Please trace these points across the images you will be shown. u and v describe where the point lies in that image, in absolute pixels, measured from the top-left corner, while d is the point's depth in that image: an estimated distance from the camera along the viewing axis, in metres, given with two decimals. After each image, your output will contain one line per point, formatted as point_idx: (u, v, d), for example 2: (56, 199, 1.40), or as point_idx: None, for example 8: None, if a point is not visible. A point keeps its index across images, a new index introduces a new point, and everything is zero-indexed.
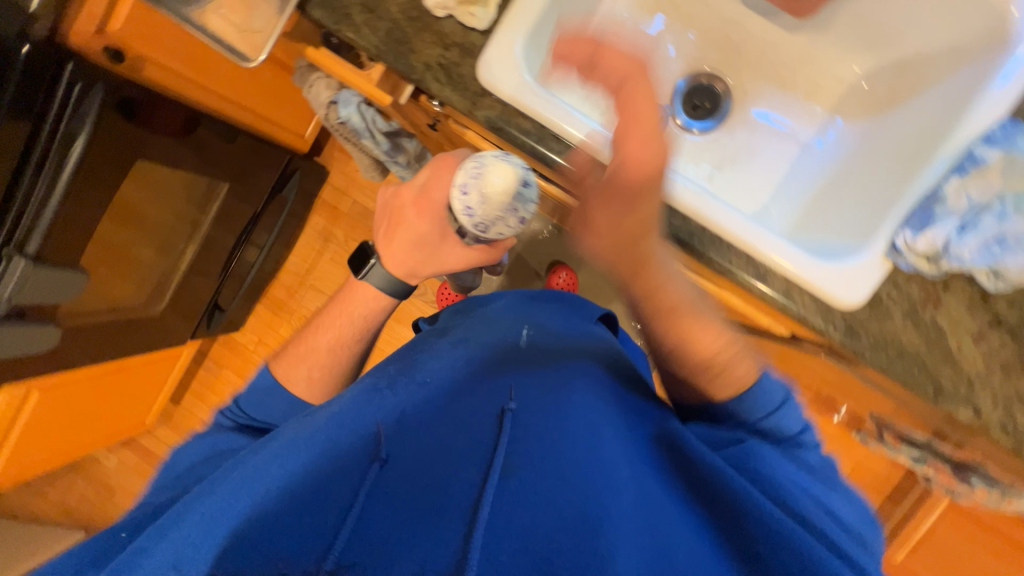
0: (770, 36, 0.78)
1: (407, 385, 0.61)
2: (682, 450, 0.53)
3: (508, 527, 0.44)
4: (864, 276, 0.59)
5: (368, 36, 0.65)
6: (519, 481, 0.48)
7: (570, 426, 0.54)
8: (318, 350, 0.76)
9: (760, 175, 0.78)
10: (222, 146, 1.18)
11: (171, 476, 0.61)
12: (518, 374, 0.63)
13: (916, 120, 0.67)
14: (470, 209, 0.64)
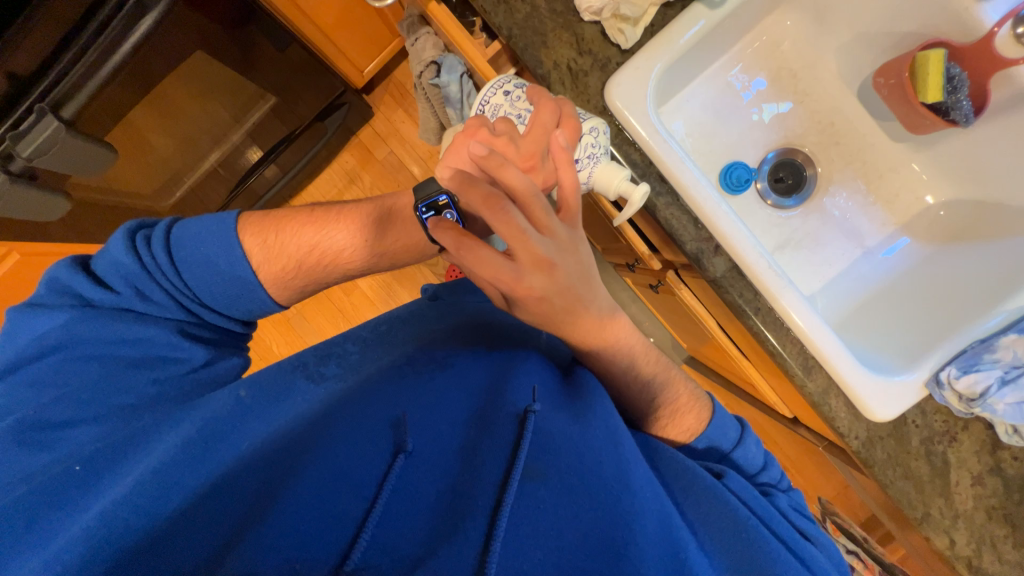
0: (872, 137, 0.79)
1: (425, 361, 0.55)
2: (702, 488, 0.51)
3: (534, 535, 0.40)
4: (903, 398, 0.63)
5: (506, 14, 0.62)
6: (546, 492, 0.43)
7: (592, 431, 0.49)
8: (304, 245, 0.62)
9: (820, 267, 0.79)
10: (271, 51, 1.10)
11: (86, 390, 0.51)
12: (541, 376, 0.54)
13: (979, 264, 0.70)
14: (594, 146, 0.59)
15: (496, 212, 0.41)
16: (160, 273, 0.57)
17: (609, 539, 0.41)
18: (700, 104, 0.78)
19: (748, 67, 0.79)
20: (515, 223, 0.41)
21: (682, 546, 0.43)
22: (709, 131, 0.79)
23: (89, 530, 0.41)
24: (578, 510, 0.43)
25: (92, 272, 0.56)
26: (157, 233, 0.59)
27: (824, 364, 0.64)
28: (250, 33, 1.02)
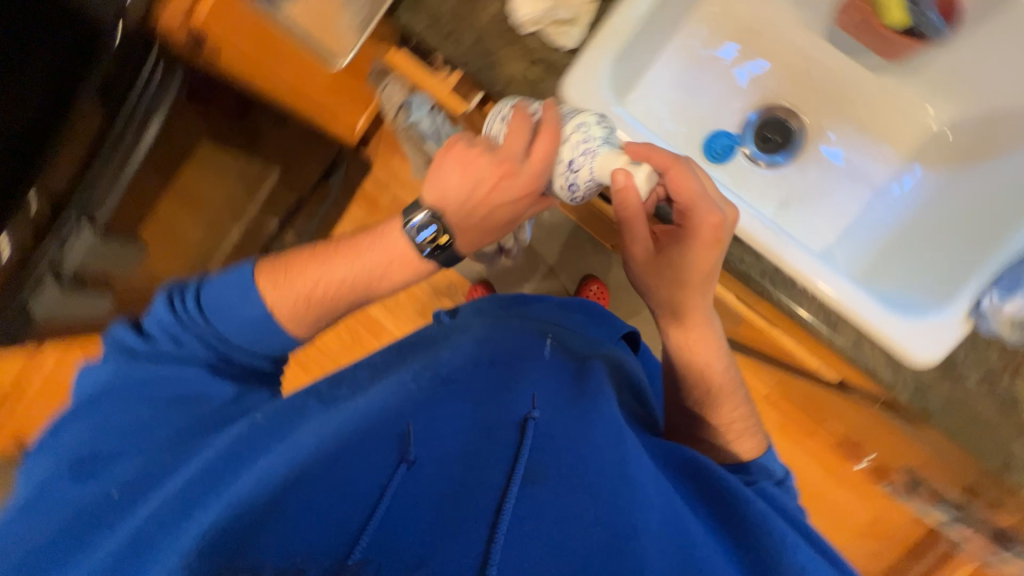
0: (852, 75, 0.76)
1: (431, 377, 0.55)
2: (719, 489, 0.50)
3: (538, 527, 0.40)
4: (943, 336, 0.58)
5: (455, 45, 0.66)
6: (545, 493, 0.42)
7: (591, 430, 0.49)
8: (311, 280, 0.65)
9: (827, 216, 0.75)
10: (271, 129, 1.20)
11: (127, 425, 0.54)
12: (543, 386, 0.54)
13: (1002, 178, 0.65)
14: (587, 140, 0.58)
15: (691, 208, 0.57)
16: (193, 322, 0.61)
17: (610, 535, 0.41)
18: (666, 83, 0.78)
19: (706, 37, 0.78)
20: (701, 207, 0.57)
21: (688, 545, 0.43)
22: (680, 107, 0.79)
23: (128, 548, 0.45)
24: (584, 506, 0.42)
25: (137, 325, 0.61)
26: (191, 286, 0.64)
27: (848, 316, 0.60)
28: (252, 117, 1.12)
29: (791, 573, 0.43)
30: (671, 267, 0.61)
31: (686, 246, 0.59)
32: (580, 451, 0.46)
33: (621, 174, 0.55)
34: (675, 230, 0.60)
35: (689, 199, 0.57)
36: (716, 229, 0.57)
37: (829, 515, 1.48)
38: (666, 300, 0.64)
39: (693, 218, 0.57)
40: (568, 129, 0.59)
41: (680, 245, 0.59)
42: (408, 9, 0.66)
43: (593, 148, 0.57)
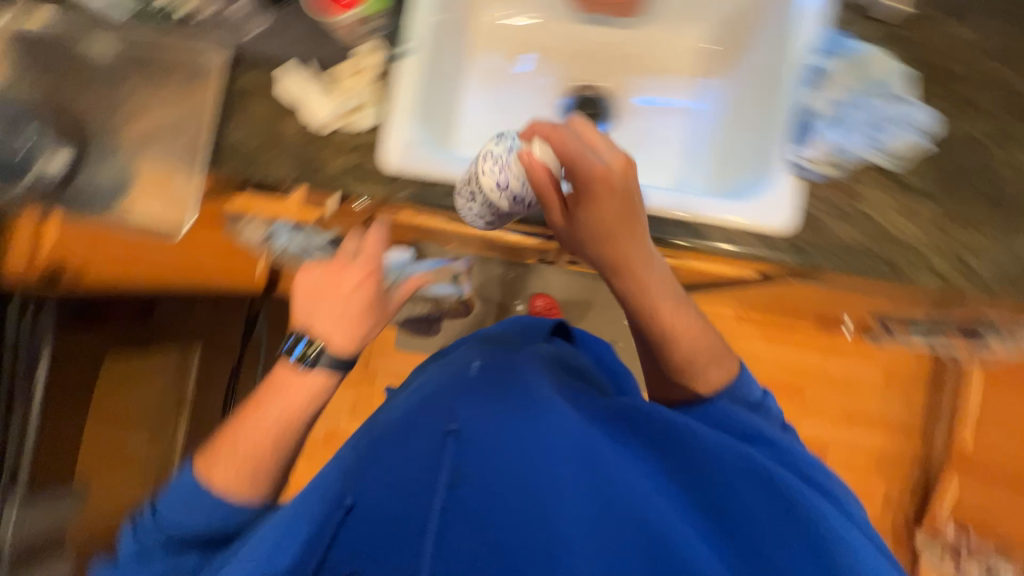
0: (621, 37, 0.88)
1: (371, 435, 0.55)
2: (690, 445, 0.51)
3: (468, 518, 0.43)
4: (782, 200, 0.65)
5: (279, 168, 0.72)
6: (471, 489, 0.44)
7: (510, 415, 0.50)
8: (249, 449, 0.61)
9: (663, 147, 0.84)
10: None
11: None
12: (477, 400, 0.54)
13: (759, 60, 0.76)
14: (498, 156, 0.61)
15: (583, 169, 0.55)
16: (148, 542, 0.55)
17: (539, 513, 0.43)
18: (481, 112, 0.86)
19: (494, 63, 0.88)
20: (592, 163, 0.55)
21: (613, 482, 0.46)
22: (503, 125, 0.87)
23: None
24: (512, 493, 0.44)
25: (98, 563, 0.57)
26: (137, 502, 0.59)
27: (703, 219, 0.66)
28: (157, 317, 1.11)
29: (770, 527, 0.45)
30: (582, 225, 0.59)
31: (590, 203, 0.57)
32: (520, 444, 0.47)
33: (532, 162, 0.57)
34: (576, 192, 0.58)
35: (578, 160, 0.55)
36: (604, 178, 0.55)
37: (845, 391, 1.52)
38: (594, 259, 0.61)
39: (586, 176, 0.55)
40: (491, 144, 0.62)
41: (582, 202, 0.58)
42: (228, 158, 0.72)
43: (506, 162, 0.60)
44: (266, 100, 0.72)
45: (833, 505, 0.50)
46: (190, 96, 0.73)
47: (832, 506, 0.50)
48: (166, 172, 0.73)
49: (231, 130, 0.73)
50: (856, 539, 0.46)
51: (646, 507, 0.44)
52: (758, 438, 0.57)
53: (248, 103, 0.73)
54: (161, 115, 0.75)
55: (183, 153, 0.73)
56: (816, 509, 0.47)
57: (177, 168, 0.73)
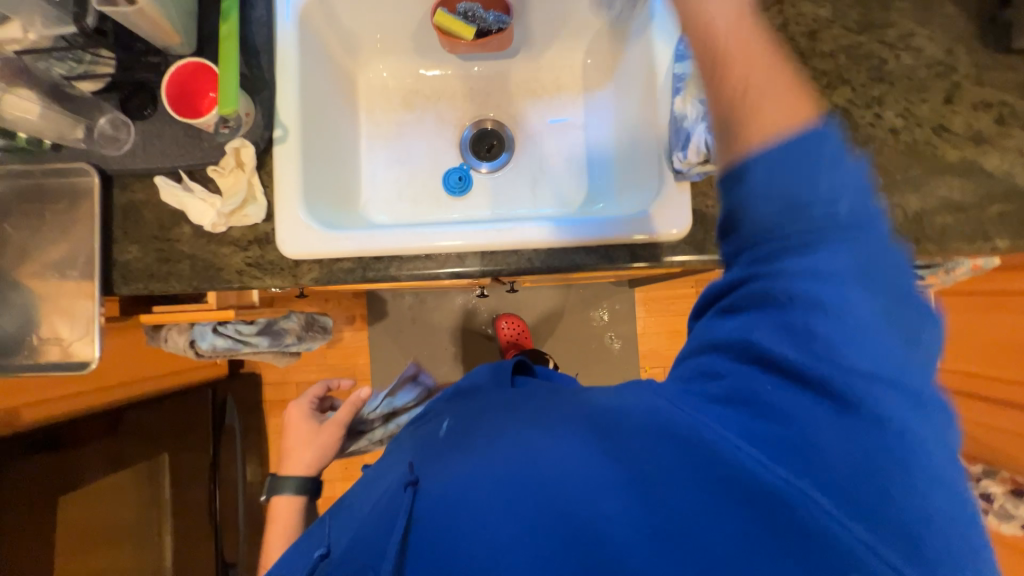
0: (505, 67, 0.87)
1: (349, 506, 0.55)
2: (634, 423, 0.45)
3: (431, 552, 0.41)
4: (670, 209, 0.67)
5: (179, 279, 0.69)
6: (429, 520, 0.43)
7: (474, 450, 0.48)
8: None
9: (570, 164, 0.85)
10: (140, 430, 1.14)
11: None
12: (434, 450, 0.53)
13: (634, 68, 0.76)
14: None
15: None
16: None
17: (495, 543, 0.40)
18: (383, 167, 0.85)
19: (385, 116, 0.87)
20: None
21: (563, 486, 0.42)
22: (406, 176, 0.86)
23: None
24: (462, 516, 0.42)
25: None
26: None
27: (608, 243, 0.67)
28: (113, 434, 1.07)
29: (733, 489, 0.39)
30: None
31: None
32: (462, 472, 0.45)
33: None
34: None
35: None
36: None
37: None
38: None
39: None
40: None
41: None
42: (123, 280, 0.70)
43: None
44: (151, 213, 0.69)
45: (871, 453, 0.36)
46: (73, 228, 0.70)
47: (868, 452, 0.37)
48: (65, 307, 0.70)
49: (119, 251, 0.70)
50: (875, 484, 0.36)
51: (586, 502, 0.41)
52: (822, 295, 0.38)
53: (135, 220, 0.70)
54: (45, 249, 0.70)
55: (81, 289, 0.70)
56: (810, 461, 0.38)
57: (78, 305, 0.70)
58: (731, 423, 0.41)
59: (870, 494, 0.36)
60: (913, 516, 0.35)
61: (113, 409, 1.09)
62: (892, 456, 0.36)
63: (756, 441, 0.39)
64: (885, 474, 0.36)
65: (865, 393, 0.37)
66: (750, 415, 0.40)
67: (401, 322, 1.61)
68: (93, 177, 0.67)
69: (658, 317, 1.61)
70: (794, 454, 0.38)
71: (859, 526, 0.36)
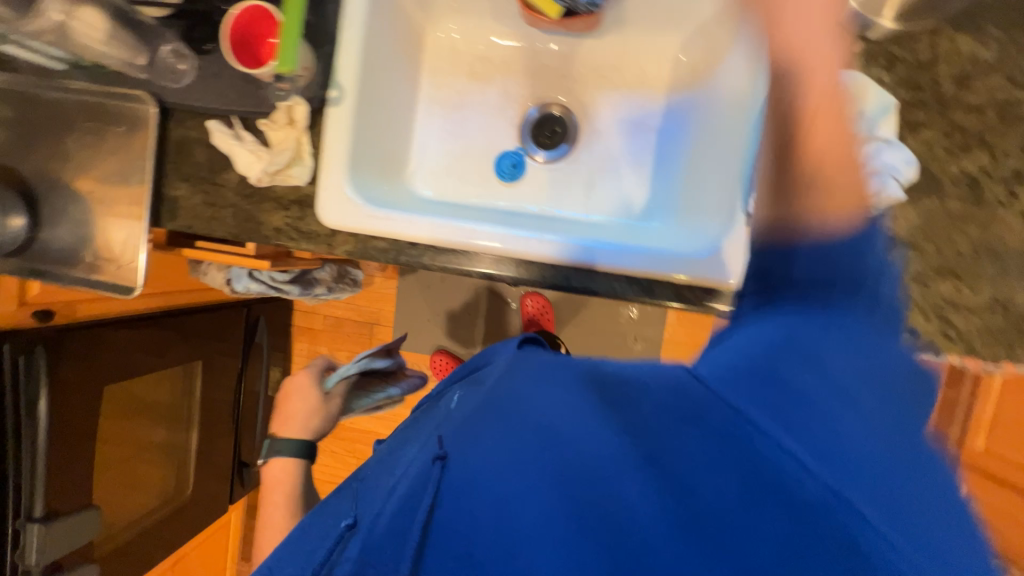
0: (585, 49, 0.79)
1: (365, 485, 0.56)
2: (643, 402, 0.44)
3: (455, 532, 0.42)
4: (738, 256, 0.60)
5: (221, 225, 0.69)
6: (455, 506, 0.43)
7: (490, 430, 0.47)
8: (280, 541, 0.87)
9: (633, 171, 0.78)
10: (181, 334, 1.21)
11: None
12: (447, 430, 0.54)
13: (735, 79, 0.67)
14: None
15: None
16: None
17: (515, 529, 0.40)
18: (435, 139, 0.80)
19: (448, 83, 0.81)
20: None
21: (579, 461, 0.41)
22: (457, 153, 0.81)
23: None
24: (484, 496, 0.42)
25: None
26: None
27: (655, 277, 0.63)
28: (158, 334, 1.15)
29: (766, 476, 0.36)
30: None
31: None
32: (477, 456, 0.45)
33: None
34: None
35: None
36: None
37: None
38: None
39: None
40: None
41: None
42: (170, 216, 0.71)
43: None
44: (202, 153, 0.69)
45: (901, 458, 0.36)
46: (128, 154, 0.70)
47: (901, 458, 0.36)
48: (116, 227, 0.72)
49: (169, 186, 0.70)
50: (924, 502, 0.34)
51: (608, 485, 0.40)
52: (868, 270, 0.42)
53: (185, 158, 0.70)
54: (101, 169, 0.72)
55: (132, 217, 0.71)
56: (855, 471, 0.35)
57: (129, 230, 0.72)
58: (764, 405, 0.39)
59: (920, 518, 0.33)
60: (961, 553, 0.31)
61: (153, 313, 1.16)
62: (916, 461, 0.36)
63: (797, 434, 0.37)
64: (923, 482, 0.35)
65: (870, 379, 0.39)
66: (789, 400, 0.38)
67: (430, 279, 1.61)
68: (152, 108, 0.67)
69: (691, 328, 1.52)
70: (831, 451, 0.36)
71: (915, 549, 0.32)
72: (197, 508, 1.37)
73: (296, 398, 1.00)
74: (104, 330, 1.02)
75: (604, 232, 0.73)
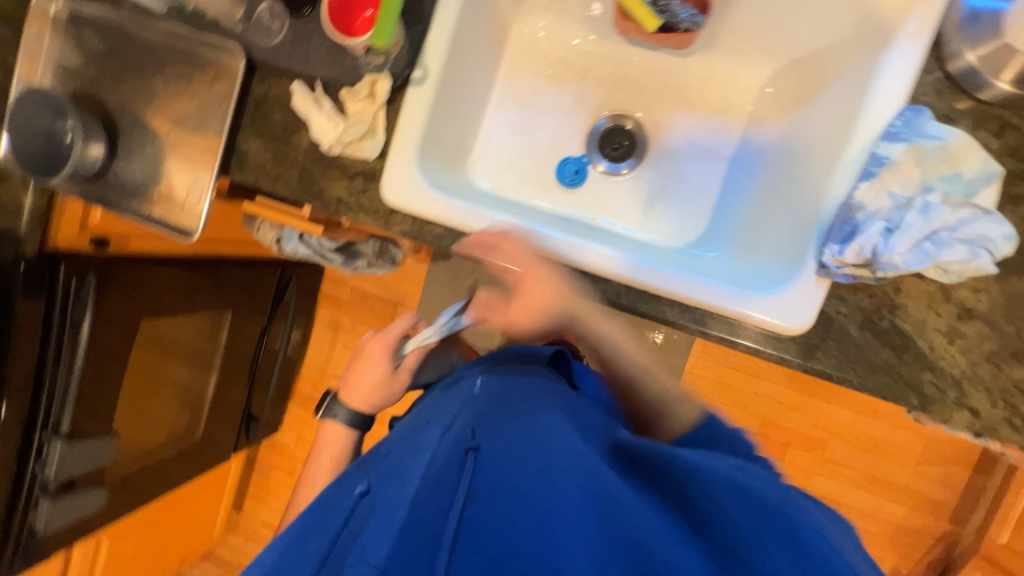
0: (667, 66, 0.77)
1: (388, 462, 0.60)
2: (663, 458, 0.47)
3: (475, 535, 0.44)
4: (801, 302, 0.58)
5: (285, 185, 0.71)
6: (480, 509, 0.46)
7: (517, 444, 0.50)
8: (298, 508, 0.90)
9: (696, 198, 0.76)
10: (218, 283, 1.25)
11: None
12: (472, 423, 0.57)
13: (824, 120, 0.64)
14: None
15: None
16: None
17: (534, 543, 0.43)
18: (502, 133, 0.80)
19: (524, 80, 0.80)
20: None
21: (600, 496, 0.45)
22: (521, 151, 0.80)
23: None
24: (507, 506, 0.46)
25: None
26: None
27: (709, 309, 0.61)
28: (197, 279, 1.18)
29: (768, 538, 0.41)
30: None
31: None
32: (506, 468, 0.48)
33: None
34: None
35: None
36: None
37: (868, 450, 1.40)
38: None
39: None
40: None
41: None
42: (238, 168, 0.72)
43: None
44: (279, 112, 0.70)
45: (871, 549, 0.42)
46: (208, 102, 0.72)
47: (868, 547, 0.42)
48: (186, 171, 0.75)
49: (242, 140, 0.72)
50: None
51: (624, 520, 0.43)
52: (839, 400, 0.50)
53: (262, 114, 0.71)
54: (181, 112, 0.74)
55: (202, 163, 0.73)
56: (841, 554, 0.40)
57: (197, 175, 0.74)
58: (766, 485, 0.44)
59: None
60: None
61: (197, 258, 1.19)
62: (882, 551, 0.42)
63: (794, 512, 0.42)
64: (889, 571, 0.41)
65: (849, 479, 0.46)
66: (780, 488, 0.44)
67: (461, 269, 1.62)
68: (240, 61, 0.69)
69: (712, 362, 1.44)
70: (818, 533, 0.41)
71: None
72: (202, 452, 1.41)
73: (365, 364, 0.95)
74: (148, 265, 1.04)
75: (658, 254, 0.72)
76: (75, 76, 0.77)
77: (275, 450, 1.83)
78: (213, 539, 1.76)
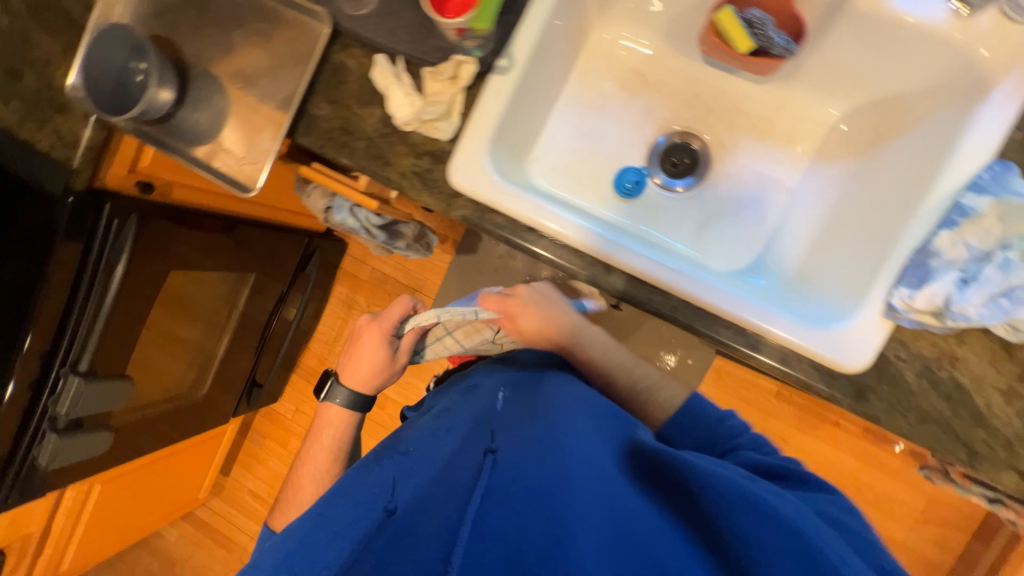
0: (739, 91, 0.78)
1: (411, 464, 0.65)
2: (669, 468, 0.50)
3: (492, 525, 0.46)
4: (860, 341, 0.57)
5: (351, 154, 0.70)
6: (496, 505, 0.47)
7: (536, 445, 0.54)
8: (305, 479, 0.89)
9: (753, 225, 0.76)
10: (250, 245, 1.24)
11: None
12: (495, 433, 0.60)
13: (902, 166, 0.65)
14: None
15: None
16: None
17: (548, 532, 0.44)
18: (567, 133, 0.80)
19: (597, 85, 0.80)
20: None
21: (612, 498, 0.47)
22: (584, 154, 0.80)
23: None
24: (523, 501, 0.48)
25: None
26: None
27: (765, 336, 0.60)
28: (230, 239, 1.17)
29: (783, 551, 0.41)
30: None
31: None
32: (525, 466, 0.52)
33: None
34: None
35: None
36: None
37: (868, 501, 1.39)
38: None
39: None
40: None
41: None
42: (304, 131, 0.72)
43: None
44: (355, 82, 0.70)
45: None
46: (285, 62, 0.72)
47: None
48: (250, 127, 0.74)
49: (313, 104, 0.72)
50: None
51: (634, 527, 0.44)
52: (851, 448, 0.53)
53: (337, 82, 0.71)
54: (255, 69, 0.74)
55: (269, 121, 0.73)
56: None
57: (262, 132, 0.74)
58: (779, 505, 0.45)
59: None
60: None
61: (234, 216, 1.18)
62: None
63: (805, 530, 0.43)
64: None
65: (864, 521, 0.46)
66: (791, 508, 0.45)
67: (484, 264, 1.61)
68: (326, 27, 0.69)
69: (724, 392, 1.43)
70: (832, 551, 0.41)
71: None
72: (204, 412, 1.40)
73: (362, 348, 0.91)
74: (189, 215, 1.04)
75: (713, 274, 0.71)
76: (153, 19, 0.77)
77: (270, 420, 1.81)
78: (197, 501, 1.74)
